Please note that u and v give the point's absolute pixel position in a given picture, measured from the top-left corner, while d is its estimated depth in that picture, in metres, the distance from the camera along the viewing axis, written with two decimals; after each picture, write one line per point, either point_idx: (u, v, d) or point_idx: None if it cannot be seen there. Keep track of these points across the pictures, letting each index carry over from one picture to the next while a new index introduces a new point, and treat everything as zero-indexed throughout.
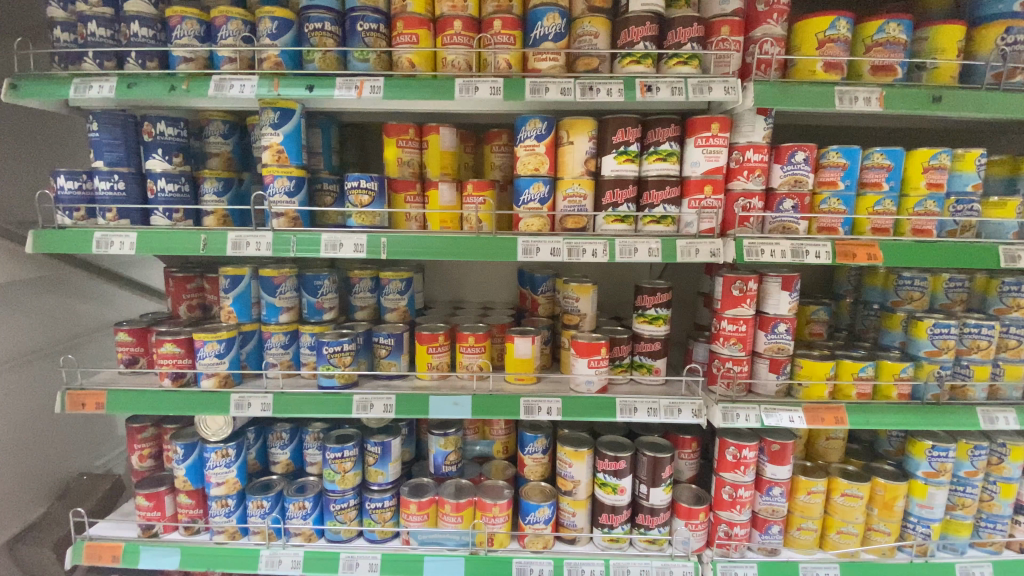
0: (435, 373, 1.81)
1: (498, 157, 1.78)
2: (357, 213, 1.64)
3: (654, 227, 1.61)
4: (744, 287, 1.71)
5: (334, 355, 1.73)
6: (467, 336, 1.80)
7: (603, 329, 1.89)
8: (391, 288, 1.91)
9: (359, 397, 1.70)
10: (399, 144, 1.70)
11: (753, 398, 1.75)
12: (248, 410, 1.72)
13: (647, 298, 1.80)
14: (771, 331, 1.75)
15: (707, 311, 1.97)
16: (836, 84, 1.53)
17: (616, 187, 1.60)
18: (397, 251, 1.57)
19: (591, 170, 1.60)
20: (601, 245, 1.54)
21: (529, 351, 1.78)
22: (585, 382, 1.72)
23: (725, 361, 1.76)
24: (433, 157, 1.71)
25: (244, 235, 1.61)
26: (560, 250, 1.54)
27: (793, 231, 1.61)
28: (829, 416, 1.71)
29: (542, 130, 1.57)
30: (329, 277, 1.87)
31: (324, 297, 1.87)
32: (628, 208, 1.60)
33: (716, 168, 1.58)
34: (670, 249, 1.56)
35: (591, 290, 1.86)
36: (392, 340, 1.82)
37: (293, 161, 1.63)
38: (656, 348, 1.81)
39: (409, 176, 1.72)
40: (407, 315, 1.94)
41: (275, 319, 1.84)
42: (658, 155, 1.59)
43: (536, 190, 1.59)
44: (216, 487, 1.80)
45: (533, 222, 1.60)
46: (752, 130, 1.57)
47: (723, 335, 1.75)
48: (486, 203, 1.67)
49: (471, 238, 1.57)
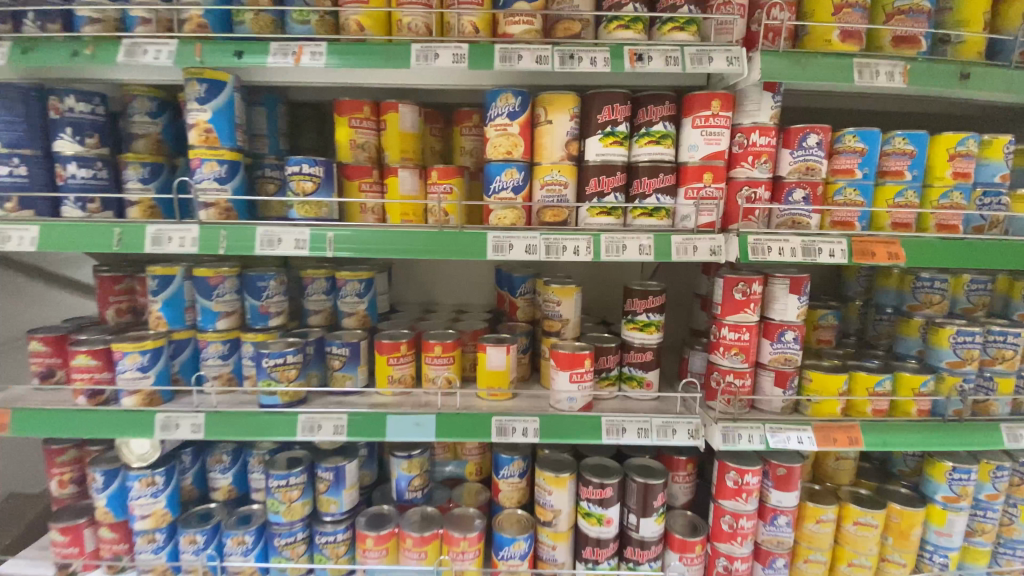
0: (396, 388, 1.58)
1: (467, 141, 1.56)
2: (299, 203, 1.40)
3: (645, 220, 1.39)
4: (748, 290, 1.50)
5: (275, 369, 1.48)
6: (433, 346, 1.57)
7: (588, 337, 1.67)
8: (347, 290, 1.67)
9: (305, 418, 1.46)
10: (352, 125, 1.46)
11: (756, 415, 1.55)
12: (175, 432, 1.48)
13: (637, 303, 1.59)
14: (777, 340, 1.55)
15: (705, 315, 1.81)
16: (854, 56, 1.32)
17: (602, 174, 1.37)
18: (346, 249, 1.34)
19: (573, 154, 1.37)
20: (584, 241, 1.33)
21: (503, 363, 1.56)
22: (566, 399, 1.49)
23: (725, 374, 1.56)
24: (391, 139, 1.48)
25: (166, 229, 1.38)
26: (536, 247, 1.32)
27: (804, 226, 1.41)
28: (841, 437, 1.51)
29: (515, 108, 1.33)
30: (275, 278, 1.63)
31: (269, 300, 1.62)
32: (616, 200, 1.38)
33: (717, 153, 1.37)
34: (663, 246, 1.35)
35: (575, 292, 1.64)
36: (346, 349, 1.58)
37: (224, 143, 1.40)
38: (648, 359, 1.60)
39: (364, 162, 1.48)
40: (366, 321, 1.70)
41: (211, 326, 1.60)
42: (650, 137, 1.38)
43: (509, 177, 1.35)
44: (141, 520, 1.56)
45: (505, 215, 1.36)
46: (758, 109, 1.37)
47: (723, 345, 1.55)
48: (453, 193, 1.44)
49: (432, 233, 1.34)
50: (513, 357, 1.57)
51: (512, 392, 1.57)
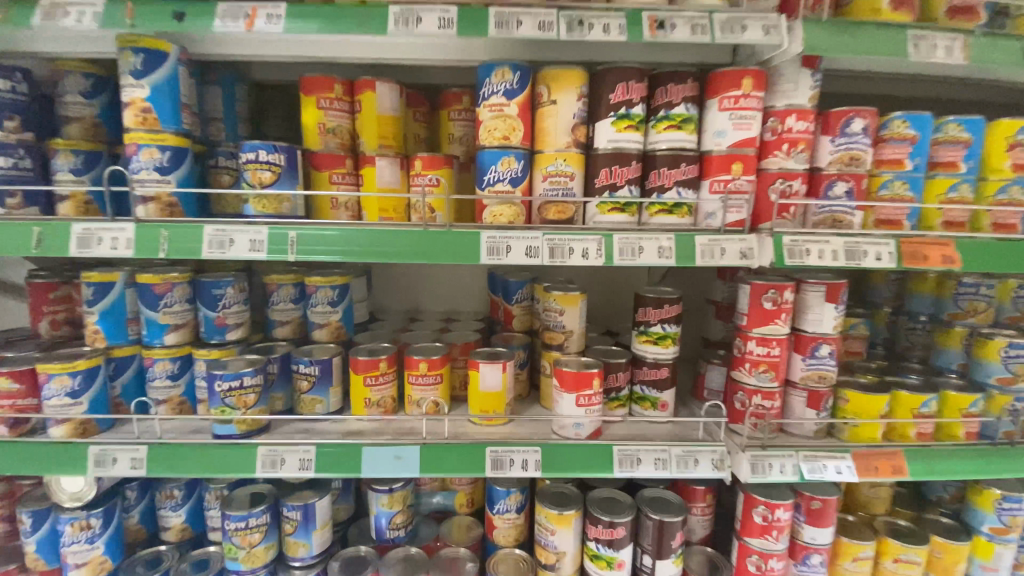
0: (375, 412, 1.37)
1: (457, 126, 1.36)
2: (255, 197, 1.17)
3: (664, 218, 1.19)
4: (779, 298, 1.31)
5: (229, 394, 1.26)
6: (417, 363, 1.35)
7: (594, 351, 1.47)
8: (318, 300, 1.46)
9: (265, 450, 1.25)
10: (320, 106, 1.25)
11: (786, 441, 1.36)
12: (111, 468, 1.25)
13: (651, 312, 1.39)
14: (810, 355, 1.36)
15: (721, 324, 1.65)
16: (908, 28, 1.13)
17: (614, 164, 1.16)
18: (311, 252, 1.12)
19: (580, 141, 1.16)
20: (594, 242, 1.13)
21: (499, 383, 1.35)
22: (572, 425, 1.28)
23: (752, 395, 1.37)
24: (368, 123, 1.27)
25: (95, 229, 1.15)
26: (538, 249, 1.12)
27: (845, 225, 1.22)
28: (884, 466, 1.33)
29: (513, 85, 1.13)
30: (233, 285, 1.41)
31: (226, 312, 1.40)
32: (631, 194, 1.17)
33: (748, 139, 1.17)
34: (686, 248, 1.15)
35: (579, 301, 1.44)
36: (315, 368, 1.36)
37: (165, 125, 1.18)
38: (663, 376, 1.41)
39: (336, 149, 1.27)
40: (341, 334, 1.49)
41: (158, 341, 1.37)
42: (670, 121, 1.18)
43: (506, 166, 1.14)
44: (74, 570, 1.33)
45: (501, 211, 1.15)
46: (795, 89, 1.17)
47: (750, 361, 1.36)
48: (440, 186, 1.23)
49: (415, 233, 1.13)
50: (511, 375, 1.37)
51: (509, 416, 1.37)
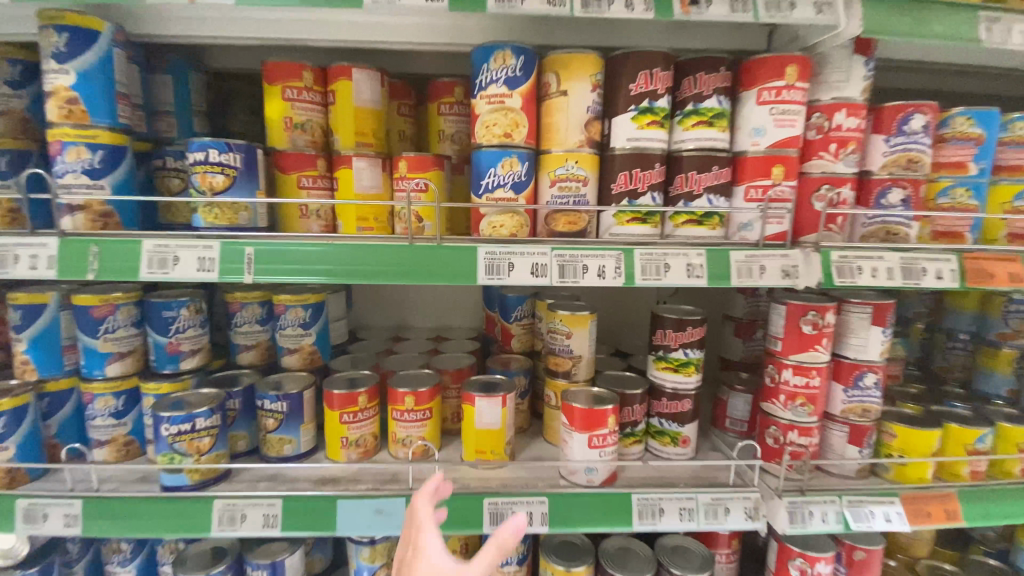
0: (353, 454, 1.18)
1: (448, 122, 1.17)
2: (204, 205, 0.95)
3: (692, 229, 1.01)
4: (819, 321, 1.14)
5: (179, 439, 1.06)
6: (402, 397, 1.17)
7: (605, 378, 1.29)
8: (287, 321, 1.26)
9: (223, 505, 1.05)
10: (286, 97, 1.06)
11: (825, 482, 1.20)
12: (41, 526, 1.06)
13: (672, 336, 1.21)
14: (853, 385, 1.19)
15: (739, 343, 1.49)
16: (980, 8, 0.96)
17: (634, 167, 0.98)
18: (273, 271, 0.93)
19: (595, 139, 0.98)
20: (611, 259, 0.95)
21: (499, 420, 1.16)
22: (584, 471, 1.10)
23: (786, 431, 1.20)
24: (343, 116, 1.08)
25: (10, 244, 0.95)
26: (545, 268, 0.94)
27: (900, 238, 1.05)
28: (937, 511, 1.18)
29: (516, 72, 0.94)
30: (189, 306, 1.20)
31: (180, 337, 1.20)
32: (654, 201, 0.99)
33: (791, 138, 1.00)
34: (720, 265, 0.97)
35: (589, 322, 1.24)
36: (283, 405, 1.16)
37: (97, 120, 1.00)
38: (684, 410, 1.23)
39: (305, 147, 1.08)
40: (314, 360, 1.30)
41: (98, 373, 1.17)
42: (700, 116, 1.00)
43: (507, 169, 0.96)
44: None
45: (502, 222, 0.97)
46: (846, 80, 1.01)
47: (786, 392, 1.18)
48: (428, 191, 1.05)
49: (398, 249, 0.94)
50: (512, 410, 1.18)
51: (510, 457, 1.19)
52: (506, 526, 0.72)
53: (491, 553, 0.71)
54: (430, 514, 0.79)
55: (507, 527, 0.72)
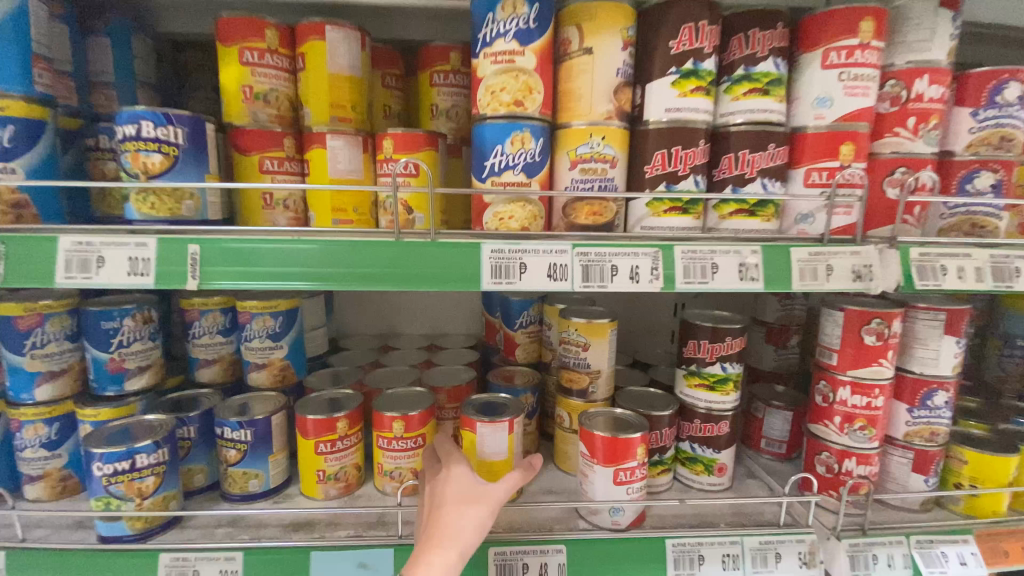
0: (332, 489, 1.00)
1: (442, 95, 0.98)
2: (136, 191, 0.76)
3: (741, 221, 0.83)
4: (884, 330, 0.96)
5: (115, 481, 0.86)
6: (389, 424, 0.98)
7: (626, 396, 1.10)
8: (253, 332, 1.06)
9: (172, 560, 0.87)
10: (244, 61, 0.87)
11: (886, 518, 1.03)
12: None
13: (708, 348, 1.02)
14: (920, 405, 1.01)
15: (772, 353, 1.30)
16: None
17: (674, 143, 0.79)
18: (224, 276, 0.74)
19: (625, 110, 0.80)
20: (647, 258, 0.77)
21: (505, 449, 0.97)
22: (607, 512, 0.92)
23: (842, 459, 1.02)
24: (314, 84, 0.89)
25: None
26: (565, 270, 0.76)
27: (988, 232, 0.88)
28: (1015, 549, 1.02)
29: (529, 23, 0.75)
30: (135, 314, 1.00)
31: (125, 353, 1.00)
32: (698, 186, 0.81)
33: (864, 109, 0.82)
34: (778, 266, 0.79)
35: (609, 330, 1.03)
36: (246, 434, 0.97)
37: (6, 85, 0.80)
38: (721, 434, 1.05)
39: (270, 123, 0.89)
40: (287, 377, 1.11)
41: (26, 397, 0.98)
42: (753, 83, 0.82)
43: (517, 146, 0.77)
44: None
45: (510, 212, 0.79)
46: (930, 40, 0.85)
47: (842, 414, 1.00)
48: (419, 175, 0.85)
49: (382, 246, 0.75)
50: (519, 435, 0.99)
51: (518, 491, 1.00)
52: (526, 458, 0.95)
53: (516, 480, 0.86)
54: (454, 449, 0.90)
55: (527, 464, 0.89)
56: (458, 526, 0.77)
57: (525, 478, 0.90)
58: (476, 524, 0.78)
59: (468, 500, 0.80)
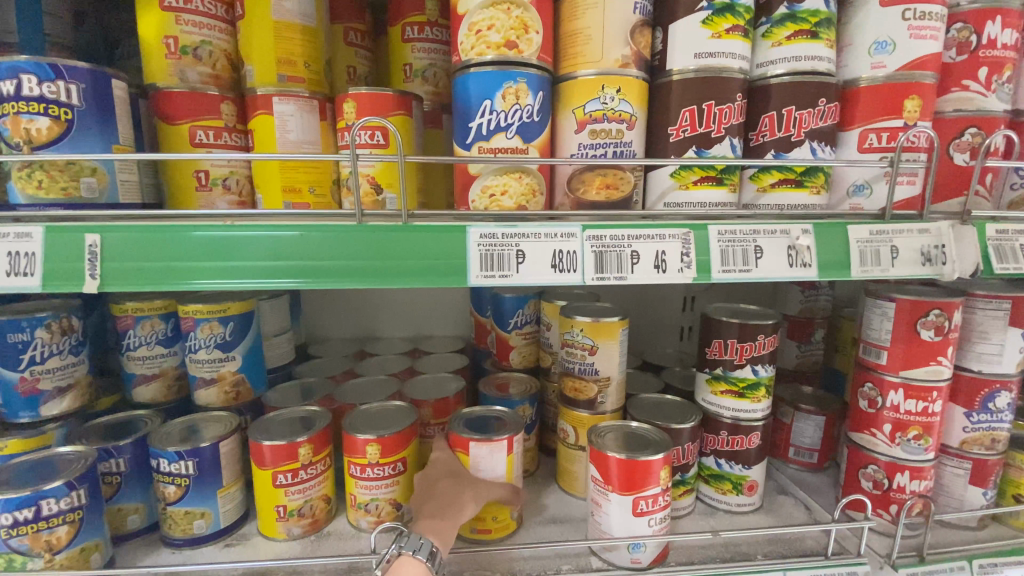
0: (296, 528, 0.83)
1: (417, 52, 0.82)
2: (18, 166, 0.59)
3: (785, 195, 0.68)
4: (944, 322, 0.81)
5: (16, 534, 0.69)
6: (363, 448, 0.81)
7: (639, 405, 0.95)
8: (198, 342, 0.89)
9: None
10: (165, 5, 0.69)
11: (942, 538, 0.89)
12: None
13: (736, 349, 0.87)
14: (979, 408, 0.88)
15: (795, 350, 1.15)
16: None
17: (705, 96, 0.64)
18: (129, 271, 0.57)
19: (644, 56, 0.65)
20: (673, 242, 0.61)
21: (502, 471, 0.81)
22: (626, 548, 0.77)
23: (893, 472, 0.87)
24: (256, 35, 0.72)
25: None
26: (572, 257, 0.60)
27: None
28: None
29: None
30: (50, 323, 0.82)
31: (39, 371, 0.82)
32: (734, 151, 0.65)
33: (931, 55, 0.67)
34: (835, 248, 0.64)
35: (620, 331, 0.87)
36: (187, 466, 0.79)
37: None
38: (752, 450, 0.90)
39: (202, 85, 0.72)
40: (240, 395, 0.94)
41: None
42: (799, 23, 0.67)
43: (509, 101, 0.61)
44: None
45: (502, 185, 0.63)
46: None
47: (892, 422, 0.86)
48: (388, 145, 0.69)
49: (341, 231, 0.59)
50: (518, 462, 0.83)
51: (517, 522, 0.84)
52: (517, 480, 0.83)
53: (505, 491, 0.80)
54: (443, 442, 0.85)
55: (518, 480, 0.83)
56: (456, 497, 0.75)
57: (512, 495, 0.81)
58: (472, 495, 0.76)
59: (460, 477, 0.78)
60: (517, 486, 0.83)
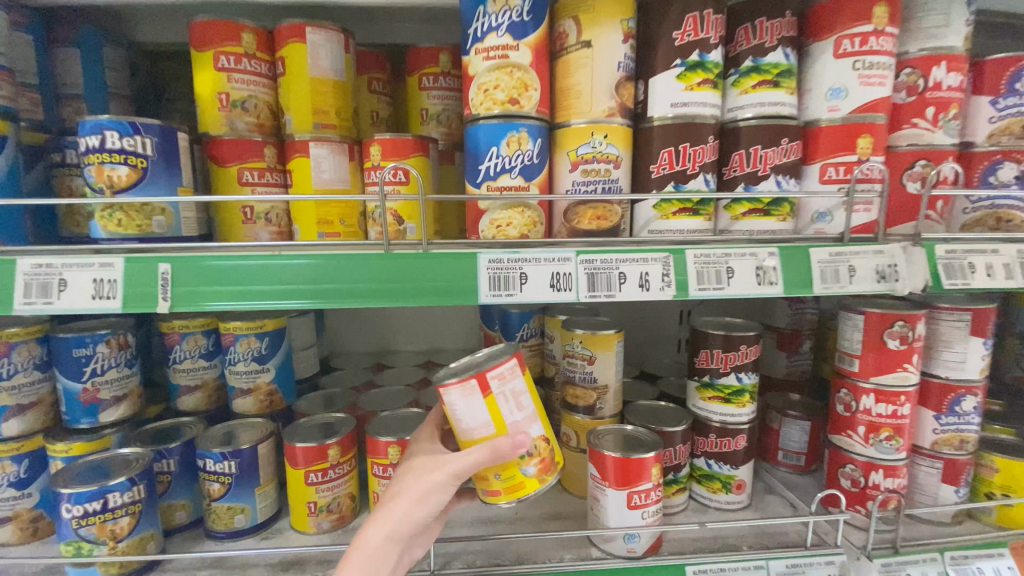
0: (325, 523, 0.93)
1: (432, 99, 0.93)
2: (102, 208, 0.71)
3: (755, 222, 0.78)
4: (909, 332, 0.90)
5: (85, 524, 0.79)
6: (385, 449, 0.91)
7: (637, 410, 1.04)
8: (237, 355, 0.99)
9: None
10: (219, 66, 0.81)
11: (916, 531, 0.96)
12: None
13: (721, 358, 0.96)
14: (947, 411, 0.96)
15: (783, 360, 1.23)
16: None
17: (681, 138, 0.74)
18: (195, 293, 0.67)
19: (628, 106, 0.75)
20: (656, 263, 0.71)
21: (487, 418, 0.68)
22: (623, 539, 0.85)
23: (869, 470, 0.95)
24: (296, 89, 0.83)
25: None
26: (567, 279, 0.70)
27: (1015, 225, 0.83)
28: None
29: (522, 15, 0.71)
30: (110, 339, 0.93)
31: (99, 382, 0.93)
32: (708, 185, 0.76)
33: (881, 99, 0.77)
34: (798, 268, 0.73)
35: (615, 342, 0.96)
36: (230, 466, 0.89)
37: None
38: (739, 452, 0.98)
39: (248, 133, 0.84)
40: (274, 403, 1.04)
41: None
42: (763, 74, 0.77)
43: (512, 147, 0.72)
44: None
45: (507, 217, 0.74)
46: (946, 26, 0.80)
47: (866, 424, 0.94)
48: (409, 182, 0.80)
49: (370, 259, 0.69)
50: (510, 405, 0.69)
51: (546, 479, 0.73)
52: (513, 428, 0.70)
53: (479, 456, 0.67)
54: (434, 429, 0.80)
55: (507, 437, 0.68)
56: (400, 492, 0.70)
57: (499, 455, 0.67)
58: (417, 487, 0.69)
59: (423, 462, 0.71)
60: (512, 437, 0.68)
